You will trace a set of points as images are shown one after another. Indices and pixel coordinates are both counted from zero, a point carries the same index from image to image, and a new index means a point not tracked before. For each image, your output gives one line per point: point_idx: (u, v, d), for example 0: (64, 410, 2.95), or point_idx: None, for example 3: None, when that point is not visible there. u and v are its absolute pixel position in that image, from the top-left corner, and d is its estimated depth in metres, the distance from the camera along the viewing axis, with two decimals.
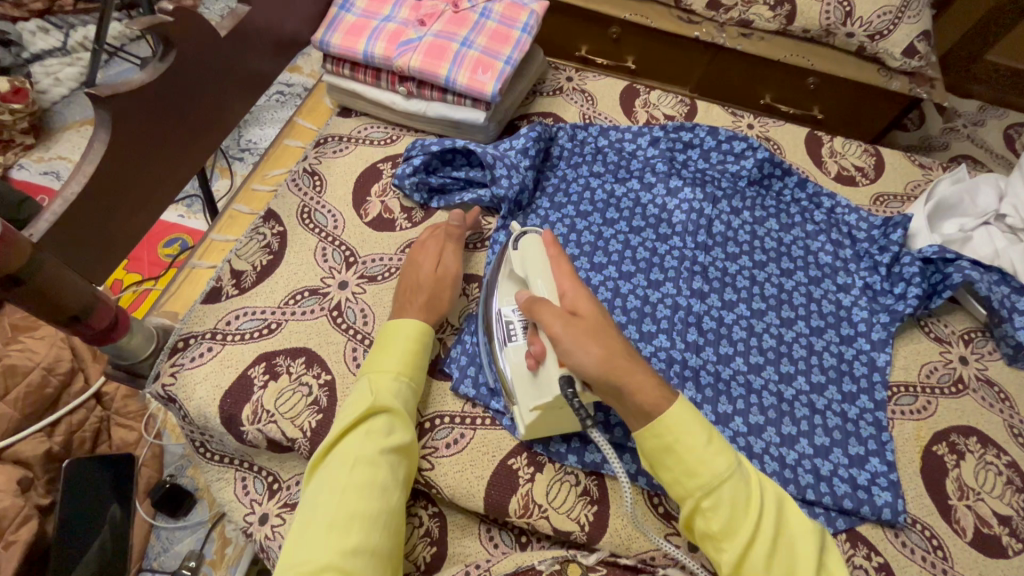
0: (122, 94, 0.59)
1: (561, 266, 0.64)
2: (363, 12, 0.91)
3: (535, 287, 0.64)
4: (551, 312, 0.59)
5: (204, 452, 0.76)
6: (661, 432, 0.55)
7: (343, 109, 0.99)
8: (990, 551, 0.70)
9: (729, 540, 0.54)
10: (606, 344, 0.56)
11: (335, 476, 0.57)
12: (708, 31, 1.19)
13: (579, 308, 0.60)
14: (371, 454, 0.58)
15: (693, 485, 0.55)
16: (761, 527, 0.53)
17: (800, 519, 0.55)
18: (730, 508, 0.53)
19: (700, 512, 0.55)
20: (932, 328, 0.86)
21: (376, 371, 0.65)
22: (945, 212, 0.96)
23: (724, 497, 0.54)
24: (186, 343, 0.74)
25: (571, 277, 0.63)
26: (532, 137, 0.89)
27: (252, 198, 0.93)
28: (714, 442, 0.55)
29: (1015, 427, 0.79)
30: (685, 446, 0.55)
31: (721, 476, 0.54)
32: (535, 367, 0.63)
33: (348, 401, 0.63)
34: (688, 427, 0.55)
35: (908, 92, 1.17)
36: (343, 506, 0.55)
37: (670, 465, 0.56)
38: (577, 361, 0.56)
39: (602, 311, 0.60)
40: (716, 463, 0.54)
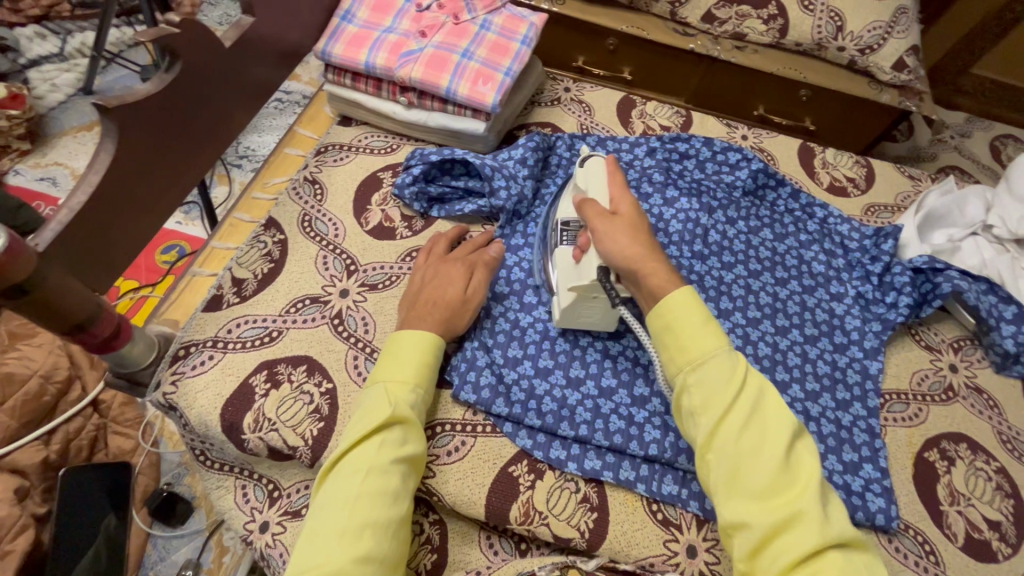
0: (128, 105, 0.59)
1: (614, 178, 0.70)
2: (364, 23, 0.92)
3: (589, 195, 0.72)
4: (595, 209, 0.67)
5: (203, 460, 0.76)
6: (664, 312, 0.59)
7: (343, 117, 1.00)
8: (981, 556, 0.71)
9: (707, 413, 0.55)
10: (636, 237, 0.64)
11: (347, 484, 0.57)
12: (703, 44, 1.21)
13: (620, 209, 0.67)
14: (386, 463, 0.59)
15: (683, 359, 0.57)
16: (739, 402, 0.54)
17: (782, 408, 0.55)
18: (712, 383, 0.55)
19: (686, 387, 0.57)
20: (923, 336, 0.88)
21: (392, 380, 0.66)
22: (935, 223, 0.98)
23: (708, 370, 0.56)
24: (187, 351, 0.74)
25: (621, 186, 0.69)
26: (530, 147, 0.91)
27: (254, 206, 0.93)
28: (711, 324, 0.58)
29: (1004, 434, 0.81)
30: (680, 324, 0.58)
31: (708, 353, 0.56)
32: (577, 258, 0.71)
33: (363, 407, 0.63)
34: (686, 309, 0.58)
35: (898, 105, 1.20)
36: (355, 515, 0.55)
37: (667, 343, 0.59)
38: (609, 248, 0.64)
39: (641, 213, 0.66)
40: (706, 341, 0.57)
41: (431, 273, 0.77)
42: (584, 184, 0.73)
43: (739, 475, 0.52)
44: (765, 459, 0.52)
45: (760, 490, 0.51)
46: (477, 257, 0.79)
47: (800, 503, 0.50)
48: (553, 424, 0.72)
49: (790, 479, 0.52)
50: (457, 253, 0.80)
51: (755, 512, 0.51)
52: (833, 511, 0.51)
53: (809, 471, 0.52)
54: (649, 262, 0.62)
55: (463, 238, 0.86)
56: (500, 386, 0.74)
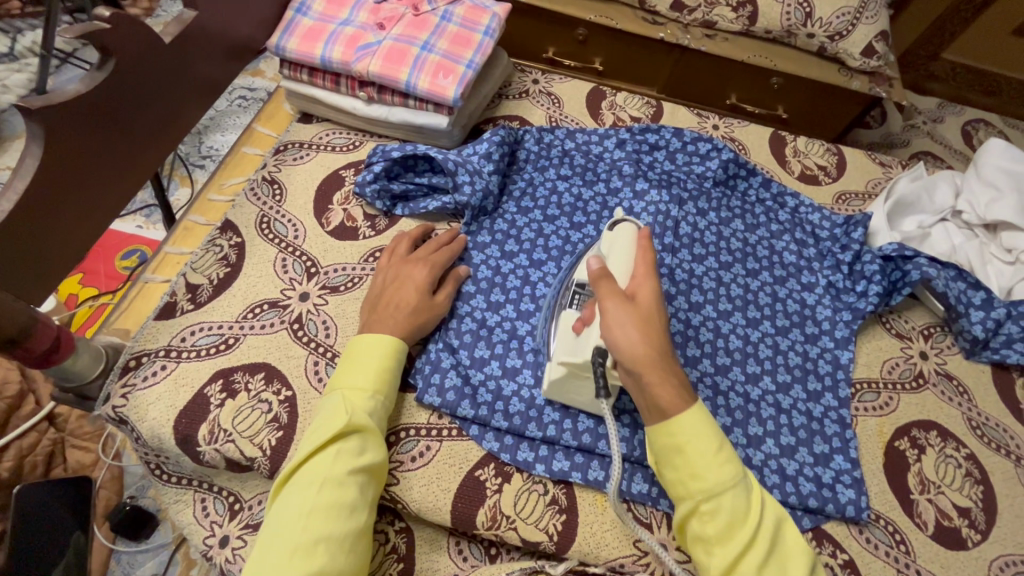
0: (56, 106, 0.56)
1: (643, 256, 0.65)
2: (320, 15, 0.89)
3: (609, 262, 0.67)
4: (610, 288, 0.61)
5: (160, 474, 0.74)
6: (674, 431, 0.57)
7: (303, 115, 0.97)
8: (951, 544, 0.71)
9: (722, 546, 0.54)
10: (648, 333, 0.58)
11: (301, 497, 0.55)
12: (673, 32, 1.20)
13: (639, 295, 0.62)
14: (341, 475, 0.57)
15: (696, 488, 0.55)
16: (757, 541, 0.53)
17: (795, 539, 0.56)
18: (728, 518, 0.54)
19: (698, 514, 0.55)
20: (893, 324, 0.88)
21: (349, 388, 0.64)
22: (905, 209, 0.97)
23: (725, 503, 0.54)
24: (138, 361, 0.71)
25: (648, 269, 0.64)
26: (495, 141, 0.89)
27: (210, 208, 0.89)
28: (724, 449, 0.56)
29: (974, 420, 0.81)
30: (695, 450, 0.56)
31: (724, 485, 0.55)
32: (576, 329, 0.65)
33: (319, 418, 0.61)
34: (701, 432, 0.56)
35: (869, 92, 1.19)
36: (309, 529, 0.53)
37: (677, 464, 0.57)
38: (615, 338, 0.58)
39: (658, 306, 0.61)
40: (721, 471, 0.55)
41: (390, 274, 0.75)
42: (609, 251, 0.68)
43: None
44: None
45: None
46: (438, 258, 0.77)
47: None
48: (521, 425, 0.71)
49: None
50: (419, 253, 0.78)
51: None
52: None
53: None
54: (655, 370, 0.57)
55: (428, 236, 0.83)
56: (466, 388, 0.72)
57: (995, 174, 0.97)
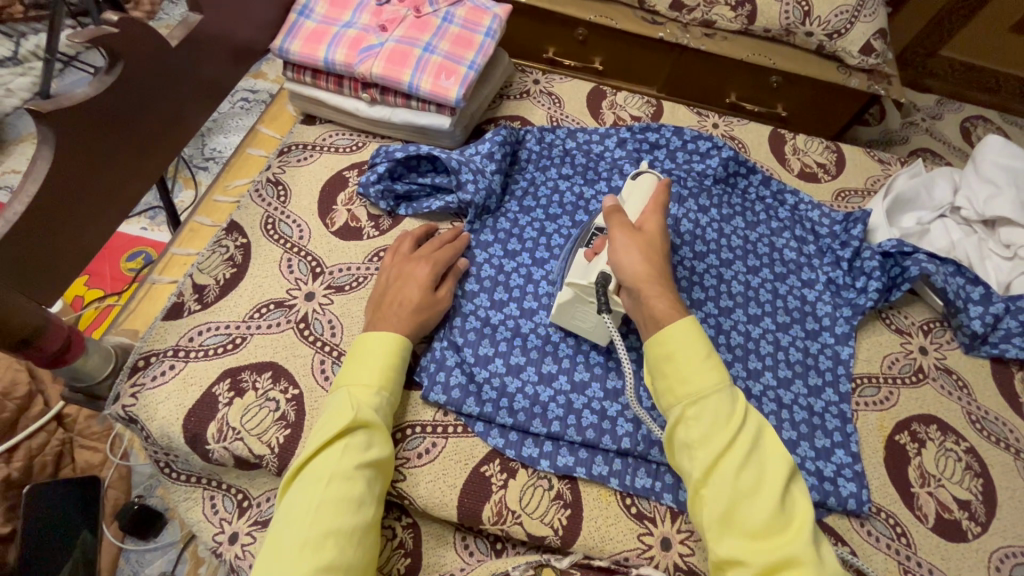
0: (65, 110, 0.57)
1: (655, 195, 0.71)
2: (322, 18, 0.90)
3: (626, 206, 0.74)
4: (619, 219, 0.67)
5: (169, 472, 0.74)
6: (664, 340, 0.59)
7: (306, 116, 0.97)
8: (951, 536, 0.72)
9: (704, 448, 0.54)
10: (649, 258, 0.64)
11: (309, 492, 0.56)
12: (672, 32, 1.20)
13: (646, 225, 0.68)
14: (348, 471, 0.57)
15: (682, 393, 0.56)
16: (739, 441, 0.53)
17: (777, 446, 0.55)
18: (710, 420, 0.54)
19: (683, 420, 0.56)
20: (893, 320, 0.88)
21: (354, 385, 0.64)
22: (904, 206, 0.98)
23: (709, 407, 0.55)
24: (147, 361, 0.72)
25: (658, 205, 0.69)
26: (497, 141, 0.90)
27: (215, 209, 0.90)
28: (712, 358, 0.57)
29: (973, 414, 0.82)
30: (682, 356, 0.57)
31: (709, 389, 0.56)
32: (588, 258, 0.71)
33: (326, 414, 0.62)
34: (689, 341, 0.58)
35: (867, 89, 1.20)
36: (318, 523, 0.54)
37: (666, 374, 0.58)
38: (620, 259, 0.64)
39: (662, 237, 0.67)
40: (707, 377, 0.56)
41: (395, 273, 0.75)
42: (627, 195, 0.75)
43: (736, 511, 0.52)
44: (762, 497, 0.52)
45: (756, 530, 0.51)
46: (441, 256, 0.78)
47: (793, 547, 0.49)
48: (525, 422, 0.71)
49: (786, 521, 0.51)
50: (422, 250, 0.78)
51: (749, 551, 0.50)
52: (821, 549, 0.51)
53: (801, 508, 0.52)
54: (652, 286, 0.62)
55: (432, 235, 0.84)
56: (471, 386, 0.73)
57: (994, 171, 0.97)
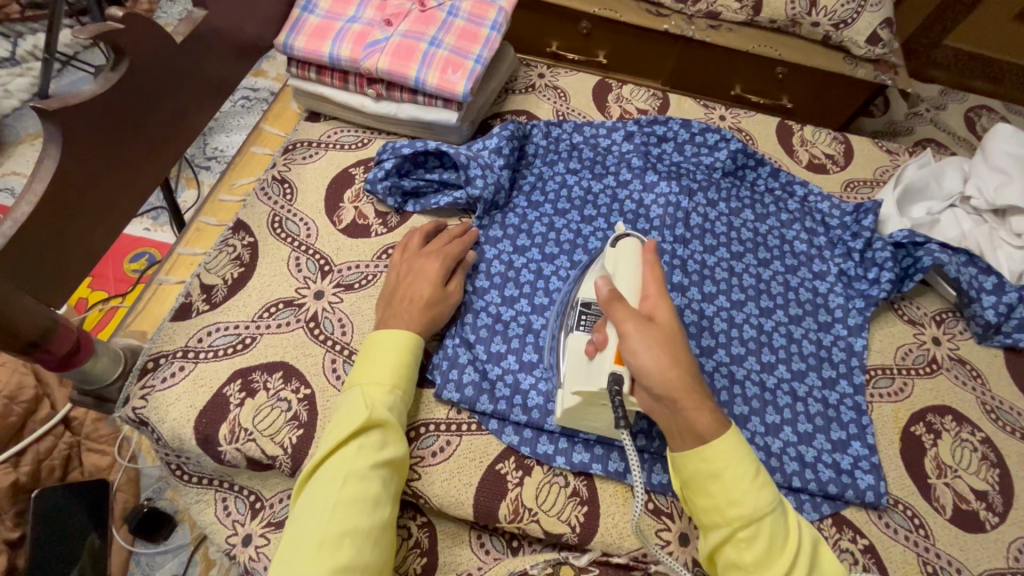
0: (72, 108, 0.56)
1: (651, 271, 0.64)
2: (326, 12, 0.89)
3: (617, 281, 0.65)
4: (627, 311, 0.59)
5: (181, 474, 0.74)
6: (710, 458, 0.56)
7: (311, 113, 0.96)
8: (969, 526, 0.72)
9: (760, 573, 0.54)
10: (674, 356, 0.57)
11: (326, 491, 0.55)
12: (677, 24, 1.19)
13: (657, 315, 0.60)
14: (363, 470, 0.57)
15: (734, 516, 0.55)
16: (795, 565, 0.54)
17: (825, 561, 0.56)
18: (766, 546, 0.54)
19: (735, 540, 0.55)
20: (906, 311, 0.88)
21: (368, 383, 0.64)
22: (914, 196, 0.98)
23: (763, 530, 0.54)
24: (156, 363, 0.71)
25: (658, 286, 0.62)
26: (505, 136, 0.89)
27: (221, 208, 0.89)
28: (760, 476, 0.56)
29: (988, 404, 0.81)
30: (732, 477, 0.55)
31: (764, 512, 0.55)
32: (590, 354, 0.63)
33: (339, 413, 0.61)
34: (738, 459, 0.56)
35: (873, 80, 1.19)
36: (335, 522, 0.53)
37: (712, 490, 0.56)
38: (642, 364, 0.56)
39: (677, 324, 0.60)
40: (759, 499, 0.55)
41: (404, 268, 0.75)
42: (613, 267, 0.66)
43: None
44: None
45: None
46: (451, 250, 0.77)
47: None
48: (540, 419, 0.71)
49: None
50: (432, 246, 0.77)
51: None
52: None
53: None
54: (687, 394, 0.56)
55: (442, 231, 0.83)
56: (484, 383, 0.73)
57: (1004, 161, 0.97)
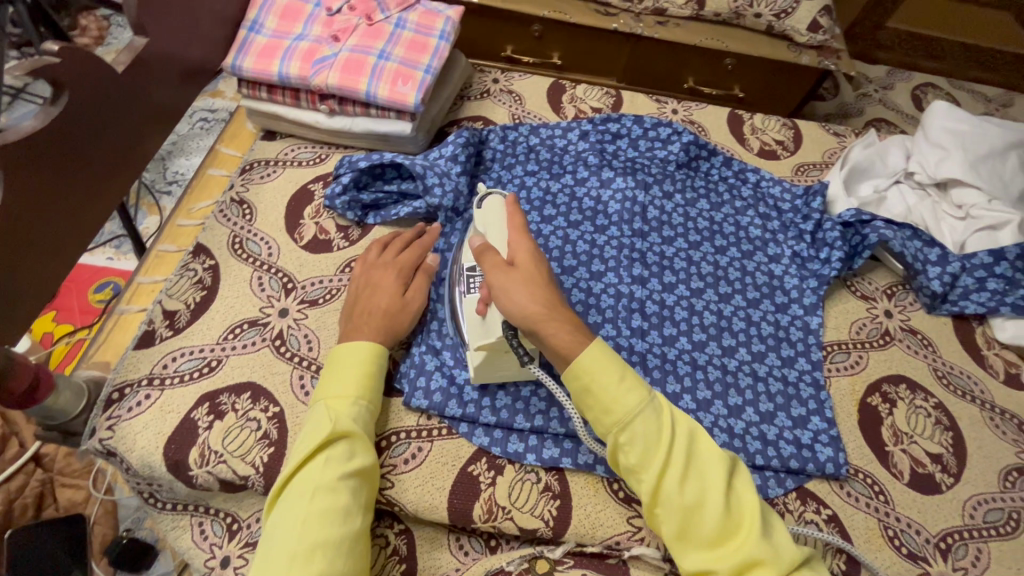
0: (11, 145, 0.56)
1: (514, 222, 0.67)
2: (273, 32, 0.89)
3: (489, 238, 0.68)
4: (493, 259, 0.63)
5: (154, 502, 0.74)
6: (581, 373, 0.59)
7: (267, 132, 0.97)
8: (926, 489, 0.75)
9: (645, 472, 0.57)
10: (534, 291, 0.60)
11: (294, 507, 0.56)
12: (626, 22, 1.22)
13: (518, 257, 0.64)
14: (330, 482, 0.58)
15: (612, 422, 0.58)
16: (672, 457, 0.56)
17: (710, 448, 0.58)
18: (642, 443, 0.57)
19: (620, 448, 0.58)
20: (858, 287, 0.91)
21: (332, 398, 0.64)
22: (860, 175, 1.01)
23: (636, 431, 0.57)
24: (121, 393, 0.71)
25: (519, 229, 0.66)
26: (460, 143, 0.90)
27: (179, 234, 0.89)
28: (627, 379, 0.59)
29: (939, 370, 0.85)
30: (600, 385, 0.58)
31: (632, 411, 0.57)
32: (481, 314, 0.67)
33: (305, 428, 0.62)
34: (602, 366, 0.59)
35: (818, 66, 1.23)
36: (305, 537, 0.54)
37: (591, 405, 0.59)
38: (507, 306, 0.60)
39: (541, 263, 0.63)
40: (628, 400, 0.58)
41: (362, 280, 0.76)
42: (483, 225, 0.70)
43: (690, 525, 0.55)
44: (708, 507, 0.55)
45: (709, 539, 0.54)
46: (408, 259, 0.78)
47: (747, 547, 0.53)
48: (509, 418, 0.72)
49: (735, 520, 0.55)
50: (399, 257, 0.78)
51: (713, 560, 0.54)
52: (773, 532, 0.55)
53: (749, 504, 0.55)
54: (548, 321, 0.59)
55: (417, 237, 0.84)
56: (453, 388, 0.74)
57: (941, 136, 1.00)
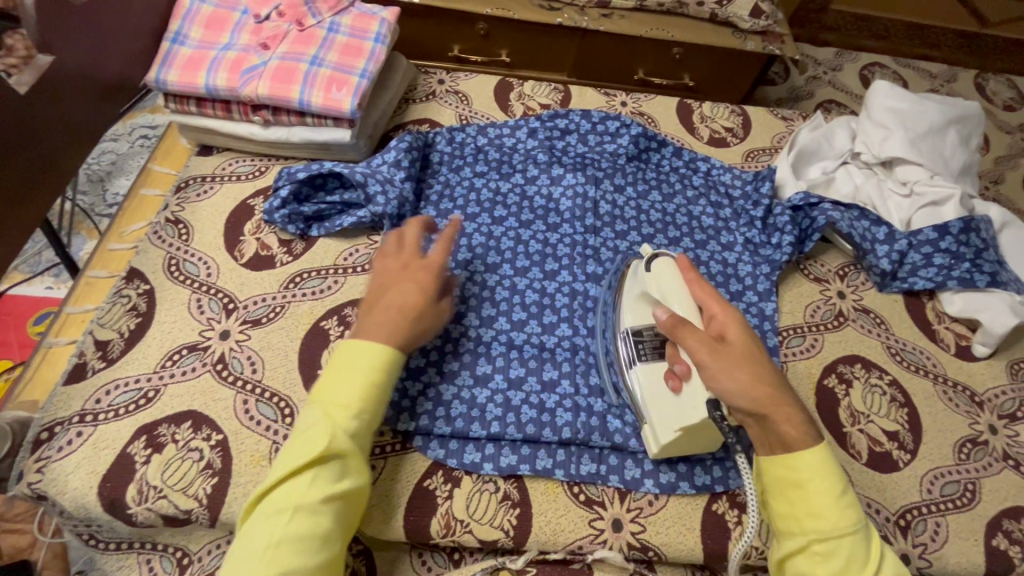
0: None
1: (701, 288, 0.65)
2: (199, 42, 0.85)
3: (671, 303, 0.65)
4: (699, 336, 0.60)
5: (96, 543, 0.70)
6: (795, 468, 0.57)
7: (202, 146, 0.93)
8: (885, 468, 0.75)
9: None
10: (754, 375, 0.58)
11: (271, 523, 0.53)
12: (570, 16, 1.21)
13: (728, 334, 0.61)
14: (312, 506, 0.54)
15: (812, 528, 0.55)
16: None
17: None
18: (842, 562, 0.54)
19: (809, 553, 0.55)
20: (811, 270, 0.92)
21: (333, 405, 0.59)
22: (808, 158, 1.02)
23: (842, 548, 0.54)
24: (51, 432, 0.67)
25: (718, 301, 0.63)
26: (403, 148, 0.88)
27: (111, 259, 0.85)
28: (848, 496, 0.56)
29: (893, 347, 0.86)
30: (816, 490, 0.56)
31: (845, 530, 0.54)
32: (676, 389, 0.65)
33: (298, 434, 0.58)
34: (825, 475, 0.56)
35: (763, 51, 1.23)
36: (277, 562, 0.51)
37: (793, 501, 0.57)
38: (725, 387, 0.58)
39: (753, 340, 0.61)
40: (842, 518, 0.55)
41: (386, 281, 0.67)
42: (659, 292, 0.67)
43: None
44: None
45: None
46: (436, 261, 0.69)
47: None
48: (463, 429, 0.70)
49: None
50: (432, 256, 0.70)
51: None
52: None
53: None
54: (777, 407, 0.58)
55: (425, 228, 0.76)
56: (404, 401, 0.71)
57: (884, 115, 1.01)
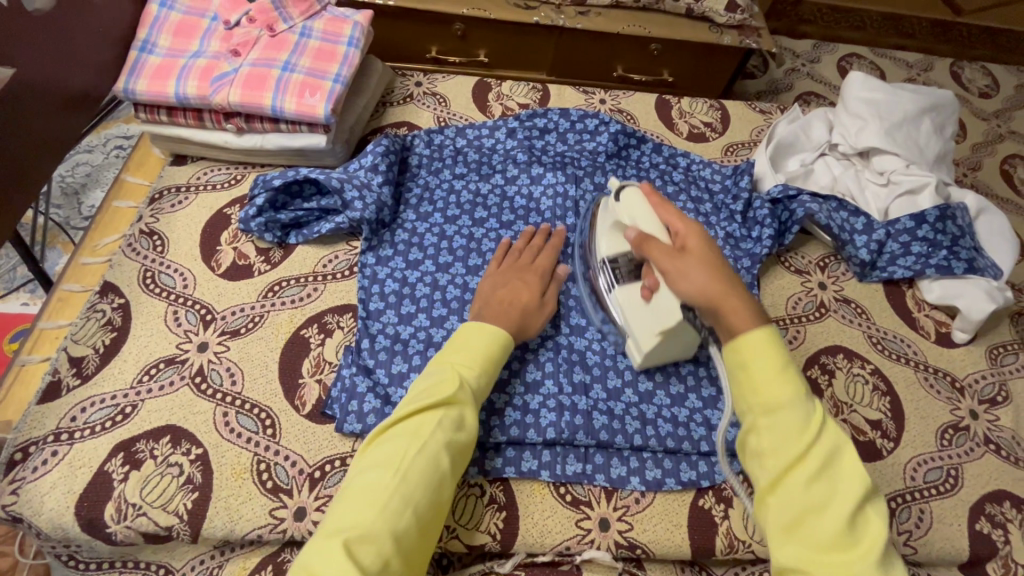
0: None
1: (665, 210, 0.70)
2: (168, 51, 0.84)
3: (640, 226, 0.70)
4: (659, 248, 0.66)
5: (75, 564, 0.68)
6: (742, 348, 0.58)
7: (176, 157, 0.91)
8: (869, 456, 0.76)
9: (773, 459, 0.54)
10: (714, 272, 0.63)
11: (399, 451, 0.56)
12: (547, 15, 1.21)
13: (689, 243, 0.66)
14: (438, 446, 0.57)
15: (757, 402, 0.56)
16: (814, 455, 0.53)
17: (856, 463, 0.54)
18: (783, 434, 0.54)
19: (755, 429, 0.56)
20: (792, 262, 0.92)
21: (458, 365, 0.63)
22: (787, 151, 1.02)
23: (783, 418, 0.54)
24: (26, 453, 0.66)
25: (680, 217, 0.68)
26: (379, 152, 0.87)
27: (85, 273, 0.83)
28: (790, 369, 0.56)
29: (874, 336, 0.86)
30: (759, 367, 0.57)
31: (785, 401, 0.55)
32: (647, 298, 0.70)
33: (425, 382, 0.62)
34: (767, 351, 0.57)
35: (740, 45, 1.24)
36: (400, 487, 0.54)
37: (741, 381, 0.58)
38: (683, 289, 0.63)
39: (711, 244, 0.65)
40: (782, 388, 0.55)
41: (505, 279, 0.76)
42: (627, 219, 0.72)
43: (803, 521, 0.52)
44: (831, 514, 0.51)
45: (819, 545, 0.51)
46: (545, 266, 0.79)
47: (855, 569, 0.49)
48: None
49: (854, 538, 0.51)
50: (542, 264, 0.79)
51: (812, 562, 0.50)
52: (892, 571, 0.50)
53: (874, 534, 0.51)
54: (728, 300, 0.60)
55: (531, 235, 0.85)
56: (387, 408, 0.71)
57: (859, 106, 1.02)
